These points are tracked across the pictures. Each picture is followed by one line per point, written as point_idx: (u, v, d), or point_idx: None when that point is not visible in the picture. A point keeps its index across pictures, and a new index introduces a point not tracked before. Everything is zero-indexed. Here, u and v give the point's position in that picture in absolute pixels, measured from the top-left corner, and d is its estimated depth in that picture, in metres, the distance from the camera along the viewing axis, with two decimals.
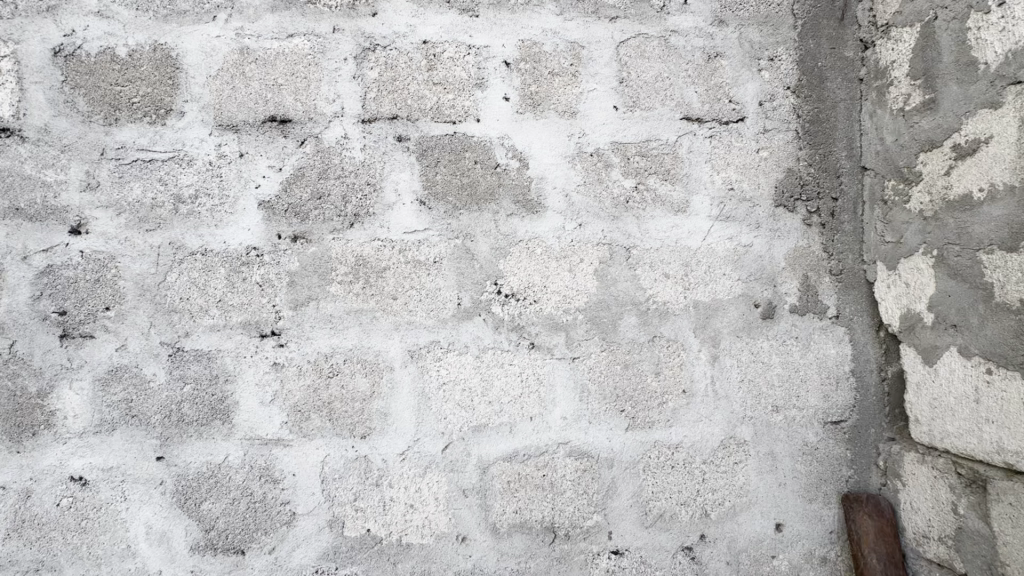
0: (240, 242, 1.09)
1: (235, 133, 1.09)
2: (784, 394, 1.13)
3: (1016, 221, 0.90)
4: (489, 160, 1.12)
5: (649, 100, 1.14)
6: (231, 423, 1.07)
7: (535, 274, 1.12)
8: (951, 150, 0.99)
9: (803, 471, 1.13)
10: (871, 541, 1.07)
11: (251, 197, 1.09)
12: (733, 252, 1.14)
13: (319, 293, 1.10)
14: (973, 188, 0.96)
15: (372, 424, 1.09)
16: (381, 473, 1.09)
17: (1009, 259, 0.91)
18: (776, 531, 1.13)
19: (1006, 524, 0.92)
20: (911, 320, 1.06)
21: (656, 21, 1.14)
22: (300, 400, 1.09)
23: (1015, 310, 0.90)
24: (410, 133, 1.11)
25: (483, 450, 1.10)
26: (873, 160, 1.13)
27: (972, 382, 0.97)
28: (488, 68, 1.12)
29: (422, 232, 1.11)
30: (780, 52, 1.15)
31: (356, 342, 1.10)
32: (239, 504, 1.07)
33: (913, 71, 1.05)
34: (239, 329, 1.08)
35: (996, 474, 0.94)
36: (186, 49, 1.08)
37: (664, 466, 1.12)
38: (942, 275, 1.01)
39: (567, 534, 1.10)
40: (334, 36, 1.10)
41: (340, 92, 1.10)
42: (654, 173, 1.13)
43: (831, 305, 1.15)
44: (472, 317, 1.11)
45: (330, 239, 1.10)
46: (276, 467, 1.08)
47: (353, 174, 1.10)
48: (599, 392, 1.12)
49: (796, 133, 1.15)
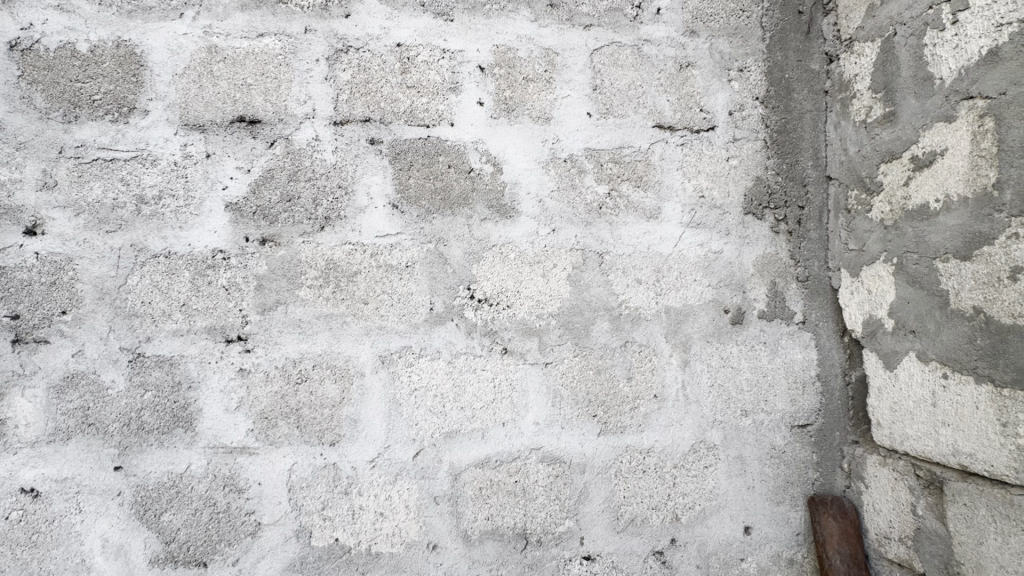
0: (206, 245, 1.06)
1: (201, 133, 1.07)
2: (753, 398, 1.15)
3: (969, 230, 0.93)
4: (463, 165, 1.11)
5: (623, 107, 1.15)
6: (194, 431, 1.04)
7: (508, 279, 1.11)
8: (910, 161, 1.02)
9: (770, 474, 1.15)
10: (835, 542, 1.09)
11: (218, 199, 1.07)
12: (704, 258, 1.16)
13: (288, 297, 1.08)
14: (930, 199, 0.99)
15: (342, 431, 1.07)
16: (350, 481, 1.07)
17: (963, 267, 0.94)
18: (744, 534, 1.14)
19: (961, 524, 0.95)
20: (873, 326, 1.09)
21: (629, 30, 1.16)
22: (267, 407, 1.06)
23: (968, 317, 0.93)
24: (383, 136, 1.10)
25: (456, 456, 1.09)
26: (838, 170, 1.17)
27: (929, 386, 0.99)
28: (463, 72, 1.12)
29: (394, 236, 1.10)
30: (749, 63, 1.18)
31: (326, 347, 1.08)
32: (201, 514, 1.04)
33: (875, 85, 1.09)
34: (204, 334, 1.05)
35: (952, 476, 0.97)
36: (151, 46, 1.06)
37: (635, 470, 1.12)
38: (901, 282, 1.04)
39: (539, 540, 1.10)
40: (305, 37, 1.09)
41: (311, 94, 1.09)
42: (627, 180, 1.15)
43: (798, 311, 1.17)
44: (444, 322, 1.10)
45: (299, 242, 1.08)
46: (241, 476, 1.05)
47: (324, 176, 1.09)
48: (572, 397, 1.12)
49: (764, 142, 1.18)
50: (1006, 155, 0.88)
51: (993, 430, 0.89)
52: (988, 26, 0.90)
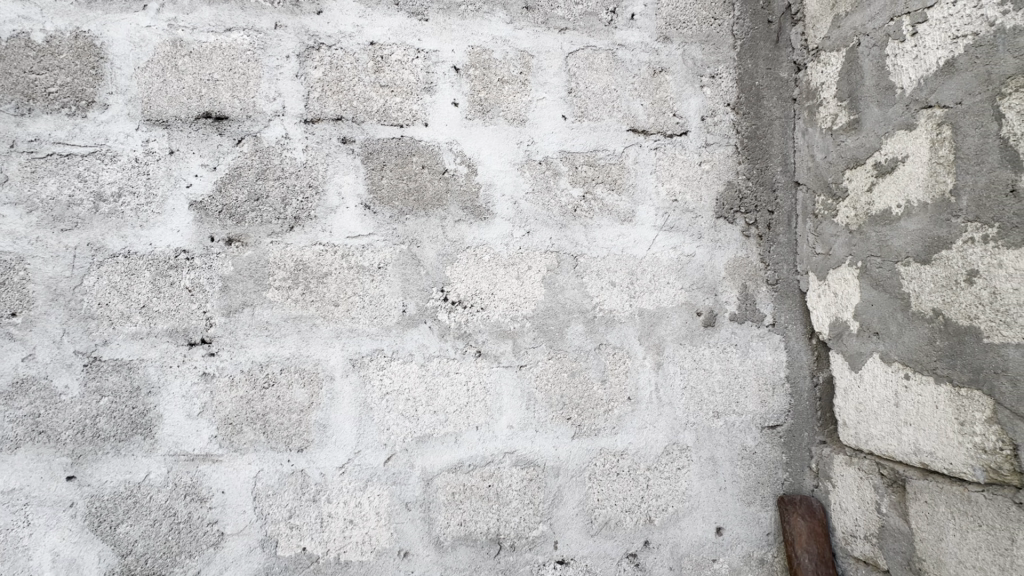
0: (169, 244, 1.02)
1: (165, 128, 1.03)
2: (724, 400, 1.17)
3: (928, 234, 0.95)
4: (437, 165, 1.10)
5: (597, 111, 1.16)
6: (154, 438, 1.00)
7: (482, 281, 1.10)
8: (873, 168, 1.05)
9: (741, 475, 1.17)
10: (804, 542, 1.11)
11: (181, 196, 1.03)
12: (676, 262, 1.17)
13: (255, 299, 1.04)
14: (892, 204, 1.02)
15: (310, 436, 1.04)
16: (319, 489, 1.04)
17: (923, 270, 0.96)
18: (716, 535, 1.15)
19: (922, 521, 0.97)
20: (840, 328, 1.12)
21: (604, 34, 1.17)
22: (231, 412, 1.02)
23: (928, 319, 0.95)
24: (355, 135, 1.08)
25: (428, 461, 1.07)
26: (806, 176, 1.19)
27: (892, 387, 1.02)
28: (437, 72, 1.11)
29: (366, 237, 1.08)
30: (721, 70, 1.20)
31: (294, 351, 1.05)
32: (160, 525, 0.99)
33: (840, 93, 1.11)
34: (165, 337, 1.01)
35: (914, 474, 0.99)
36: (112, 38, 1.02)
37: (609, 473, 1.12)
38: (866, 285, 1.07)
39: (512, 545, 1.09)
40: (275, 32, 1.07)
41: (281, 91, 1.06)
42: (601, 183, 1.15)
43: (767, 313, 1.20)
44: (417, 324, 1.08)
45: (267, 243, 1.05)
46: (203, 484, 1.01)
47: (294, 175, 1.06)
48: (546, 400, 1.11)
49: (736, 148, 1.20)
50: (962, 162, 0.90)
51: (952, 428, 0.92)
52: (945, 37, 0.93)
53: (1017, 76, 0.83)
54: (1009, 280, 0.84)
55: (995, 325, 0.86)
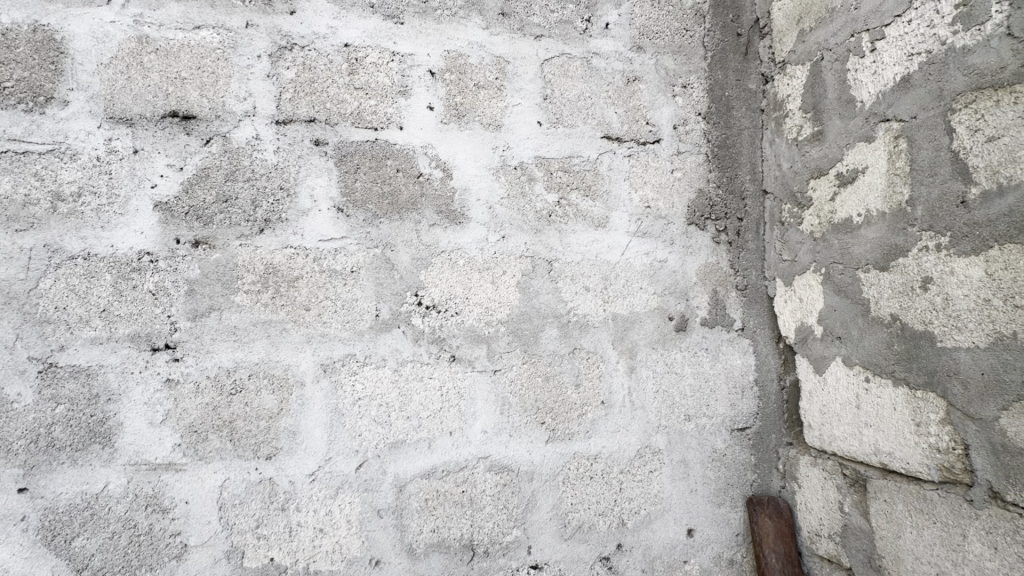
0: (131, 246, 0.99)
1: (129, 127, 1.00)
2: (695, 403, 1.19)
3: (886, 243, 0.99)
4: (412, 169, 1.09)
5: (572, 117, 1.17)
6: (113, 447, 0.96)
7: (456, 285, 1.10)
8: (835, 178, 1.09)
9: (711, 477, 1.19)
10: (771, 541, 1.14)
11: (145, 197, 1.00)
12: (649, 267, 1.19)
13: (223, 303, 1.02)
14: (853, 213, 1.05)
15: (279, 443, 1.02)
16: (288, 497, 1.02)
17: (881, 277, 1.00)
18: (687, 537, 1.17)
19: (882, 519, 1.00)
20: (804, 332, 1.16)
21: (579, 42, 1.18)
22: (196, 419, 1.00)
23: (886, 323, 0.99)
24: (328, 137, 1.07)
25: (401, 467, 1.06)
26: (773, 184, 1.23)
27: (853, 389, 1.05)
28: (412, 76, 1.11)
29: (339, 241, 1.06)
30: (692, 80, 1.23)
31: (263, 356, 1.03)
32: (118, 538, 0.95)
33: (805, 105, 1.15)
34: (127, 342, 0.98)
35: (874, 474, 1.02)
36: (73, 32, 0.98)
37: (583, 477, 1.13)
38: (829, 291, 1.10)
39: (486, 551, 1.08)
40: (247, 31, 1.05)
41: (252, 91, 1.05)
42: (576, 189, 1.17)
43: (737, 318, 1.23)
44: (391, 328, 1.07)
45: (236, 245, 1.03)
46: (166, 495, 0.98)
47: (265, 177, 1.04)
48: (521, 405, 1.11)
49: (706, 156, 1.24)
50: (917, 173, 0.94)
51: (909, 429, 0.95)
52: (902, 54, 0.96)
53: (967, 93, 0.87)
54: (960, 287, 0.87)
55: (948, 330, 0.89)
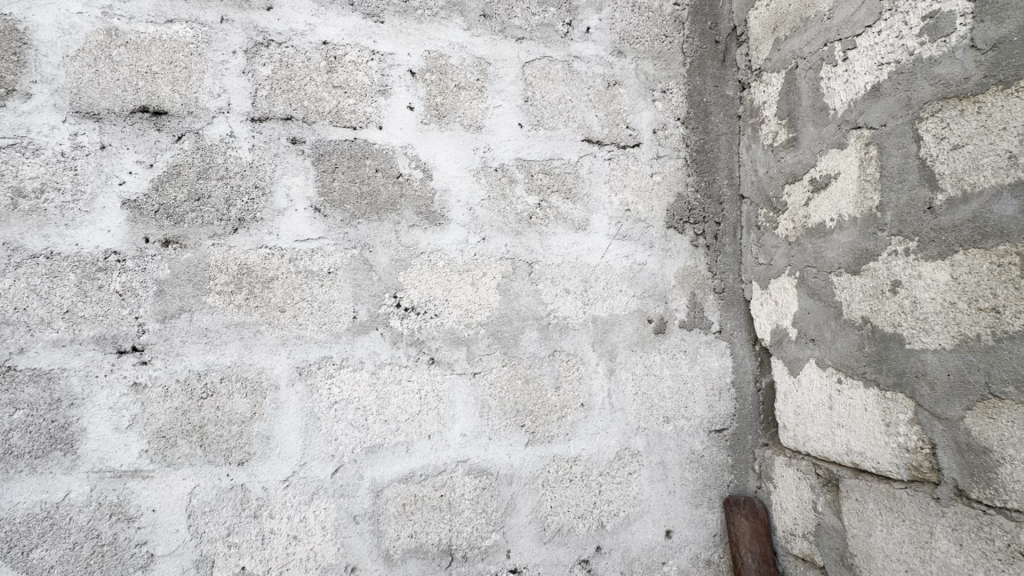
0: (97, 245, 0.96)
1: (96, 122, 0.97)
2: (673, 405, 1.20)
3: (858, 247, 1.01)
4: (391, 169, 1.08)
5: (553, 120, 1.17)
6: (75, 454, 0.92)
7: (436, 287, 1.09)
8: (809, 183, 1.11)
9: (689, 478, 1.20)
10: (747, 542, 1.16)
11: (113, 194, 0.97)
12: (629, 270, 1.20)
13: (194, 304, 0.99)
14: (826, 218, 1.08)
15: (252, 448, 0.99)
16: (260, 504, 0.99)
17: (853, 280, 1.02)
18: (665, 538, 1.18)
19: (854, 518, 1.02)
20: (780, 335, 1.18)
21: (560, 45, 1.19)
22: (164, 424, 0.96)
23: (858, 326, 1.01)
24: (305, 136, 1.05)
25: (378, 472, 1.04)
26: (749, 189, 1.25)
27: (826, 390, 1.07)
28: (392, 75, 1.10)
29: (316, 241, 1.04)
30: (671, 85, 1.25)
31: (236, 358, 1.00)
32: (80, 549, 0.91)
33: (780, 112, 1.18)
34: (92, 344, 0.94)
35: (846, 473, 1.04)
36: (38, 23, 0.95)
37: (562, 480, 1.13)
38: (803, 294, 1.12)
39: (464, 556, 1.07)
40: (221, 26, 1.02)
41: (227, 87, 1.02)
42: (556, 191, 1.17)
43: (714, 320, 1.25)
44: (369, 330, 1.06)
45: (208, 245, 1.00)
46: (131, 503, 0.94)
47: (239, 175, 1.02)
48: (500, 408, 1.11)
49: (685, 160, 1.26)
50: (886, 180, 0.96)
51: (880, 429, 0.97)
52: (872, 64, 0.99)
53: (933, 102, 0.89)
54: (927, 290, 0.90)
55: (916, 332, 0.92)
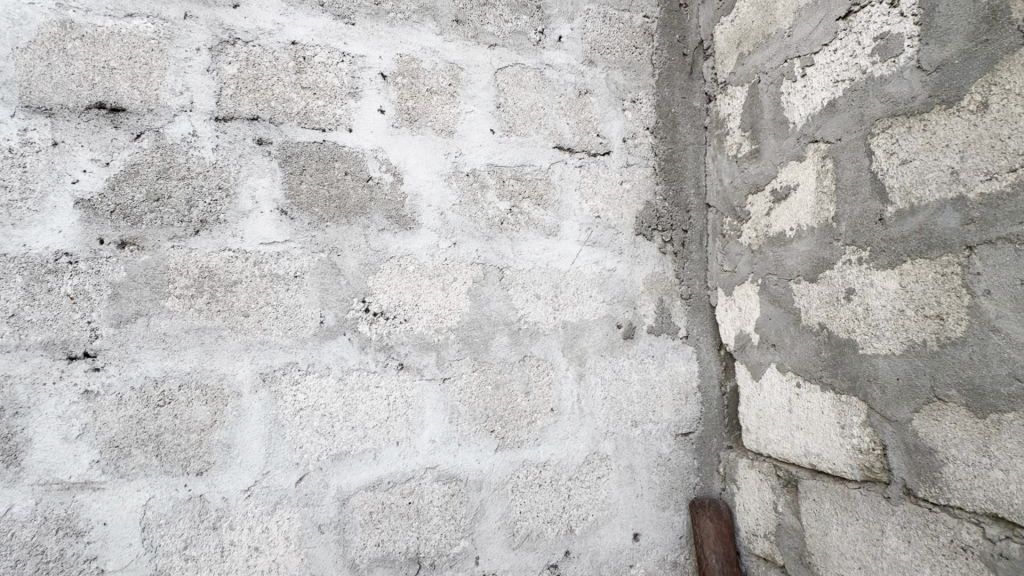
0: (47, 246, 0.91)
1: (47, 117, 0.92)
2: (641, 409, 1.22)
3: (815, 256, 1.05)
4: (361, 172, 1.07)
5: (525, 126, 1.18)
6: (20, 466, 0.88)
7: (406, 292, 1.08)
8: (770, 194, 1.15)
9: (656, 481, 1.22)
10: (711, 543, 1.18)
11: (65, 193, 0.92)
12: (598, 276, 1.22)
13: (151, 308, 0.95)
14: (786, 227, 1.12)
15: (211, 458, 0.96)
16: (220, 515, 0.96)
17: (811, 287, 1.06)
18: (633, 541, 1.19)
19: (811, 518, 1.06)
20: (743, 340, 1.21)
21: (532, 53, 1.20)
22: (118, 434, 0.92)
23: (815, 331, 1.05)
24: (273, 137, 1.03)
25: (344, 480, 1.02)
26: (715, 198, 1.29)
27: (786, 394, 1.11)
28: (363, 78, 1.09)
29: (282, 244, 1.02)
30: (641, 96, 1.28)
31: (196, 365, 0.97)
32: (23, 566, 0.86)
33: (744, 124, 1.22)
34: (39, 350, 0.90)
35: (804, 474, 1.08)
36: None
37: (531, 485, 1.13)
38: (765, 301, 1.16)
39: (433, 564, 1.06)
40: (185, 23, 1.00)
41: (189, 84, 0.99)
42: (527, 198, 1.18)
43: (681, 326, 1.28)
44: (337, 336, 1.04)
45: (167, 247, 0.97)
46: (80, 517, 0.90)
47: (202, 176, 0.99)
48: (470, 413, 1.10)
49: (653, 169, 1.28)
50: (842, 192, 1.00)
51: (836, 431, 1.01)
52: (829, 81, 1.03)
53: (884, 119, 0.94)
54: (879, 298, 0.94)
55: (868, 338, 0.96)
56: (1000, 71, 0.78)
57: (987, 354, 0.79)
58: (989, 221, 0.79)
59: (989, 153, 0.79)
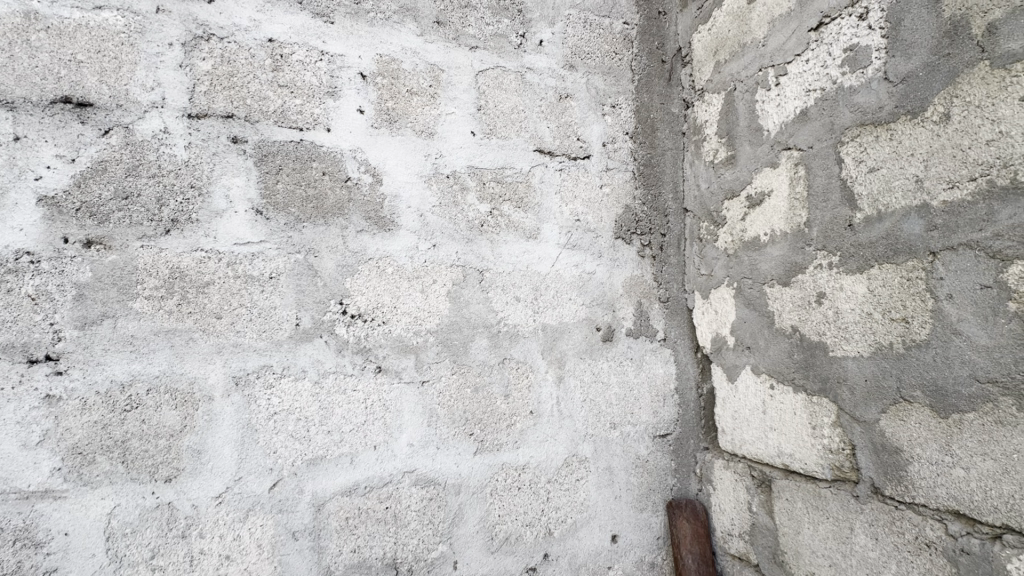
0: (7, 244, 0.87)
1: (9, 111, 0.89)
2: (619, 411, 1.23)
3: (788, 260, 1.07)
4: (339, 173, 1.06)
5: (505, 129, 1.19)
6: None
7: (384, 294, 1.07)
8: (745, 200, 1.18)
9: (634, 482, 1.23)
10: (688, 543, 1.19)
11: (27, 190, 0.89)
12: (578, 279, 1.22)
13: (118, 310, 0.92)
14: (760, 232, 1.14)
15: (181, 464, 0.93)
16: (190, 522, 0.93)
17: (784, 291, 1.08)
18: (611, 543, 1.20)
19: (784, 517, 1.08)
20: (719, 343, 1.23)
21: (513, 56, 1.21)
22: (81, 440, 0.89)
23: (788, 334, 1.07)
24: (248, 135, 1.01)
25: (320, 486, 1.00)
26: (692, 203, 1.31)
27: (761, 395, 1.13)
28: (342, 77, 1.07)
29: (257, 244, 1.00)
30: (620, 101, 1.30)
31: (166, 368, 0.94)
32: None
33: (720, 131, 1.24)
34: None
35: (777, 474, 1.10)
36: None
37: (510, 488, 1.13)
38: (740, 304, 1.18)
39: (410, 569, 1.05)
40: (157, 17, 0.97)
41: (161, 80, 0.97)
42: (508, 200, 1.18)
43: (659, 328, 1.29)
44: (313, 338, 1.02)
45: (135, 247, 0.94)
46: (40, 527, 0.86)
47: (173, 174, 0.96)
48: (449, 416, 1.10)
49: (633, 173, 1.30)
50: (813, 198, 1.03)
51: (808, 432, 1.03)
52: (801, 90, 1.06)
53: (853, 128, 0.96)
54: (849, 302, 0.96)
55: (838, 340, 0.98)
56: (961, 84, 0.81)
57: (949, 356, 0.82)
58: (950, 228, 0.82)
59: (951, 162, 0.82)
